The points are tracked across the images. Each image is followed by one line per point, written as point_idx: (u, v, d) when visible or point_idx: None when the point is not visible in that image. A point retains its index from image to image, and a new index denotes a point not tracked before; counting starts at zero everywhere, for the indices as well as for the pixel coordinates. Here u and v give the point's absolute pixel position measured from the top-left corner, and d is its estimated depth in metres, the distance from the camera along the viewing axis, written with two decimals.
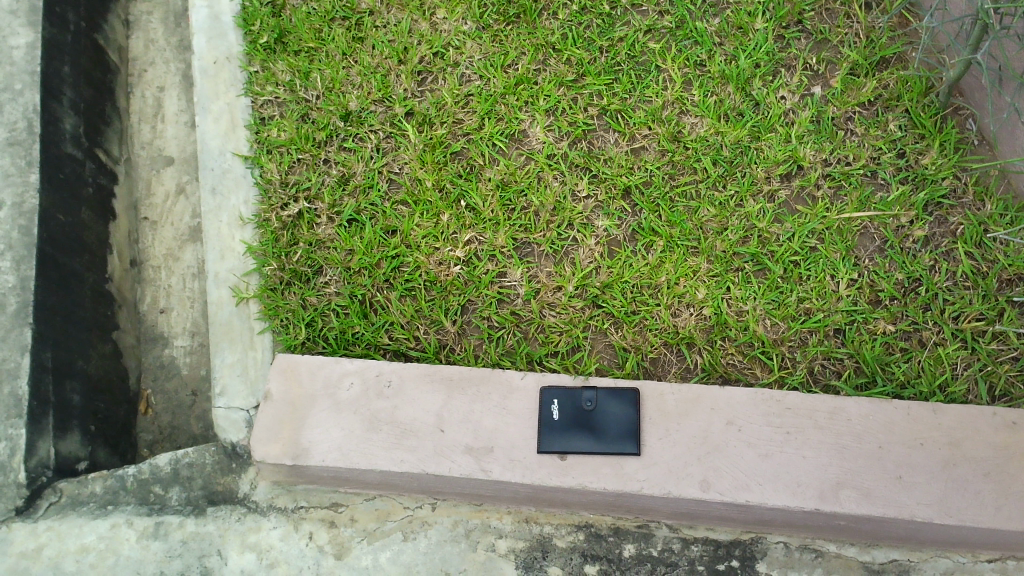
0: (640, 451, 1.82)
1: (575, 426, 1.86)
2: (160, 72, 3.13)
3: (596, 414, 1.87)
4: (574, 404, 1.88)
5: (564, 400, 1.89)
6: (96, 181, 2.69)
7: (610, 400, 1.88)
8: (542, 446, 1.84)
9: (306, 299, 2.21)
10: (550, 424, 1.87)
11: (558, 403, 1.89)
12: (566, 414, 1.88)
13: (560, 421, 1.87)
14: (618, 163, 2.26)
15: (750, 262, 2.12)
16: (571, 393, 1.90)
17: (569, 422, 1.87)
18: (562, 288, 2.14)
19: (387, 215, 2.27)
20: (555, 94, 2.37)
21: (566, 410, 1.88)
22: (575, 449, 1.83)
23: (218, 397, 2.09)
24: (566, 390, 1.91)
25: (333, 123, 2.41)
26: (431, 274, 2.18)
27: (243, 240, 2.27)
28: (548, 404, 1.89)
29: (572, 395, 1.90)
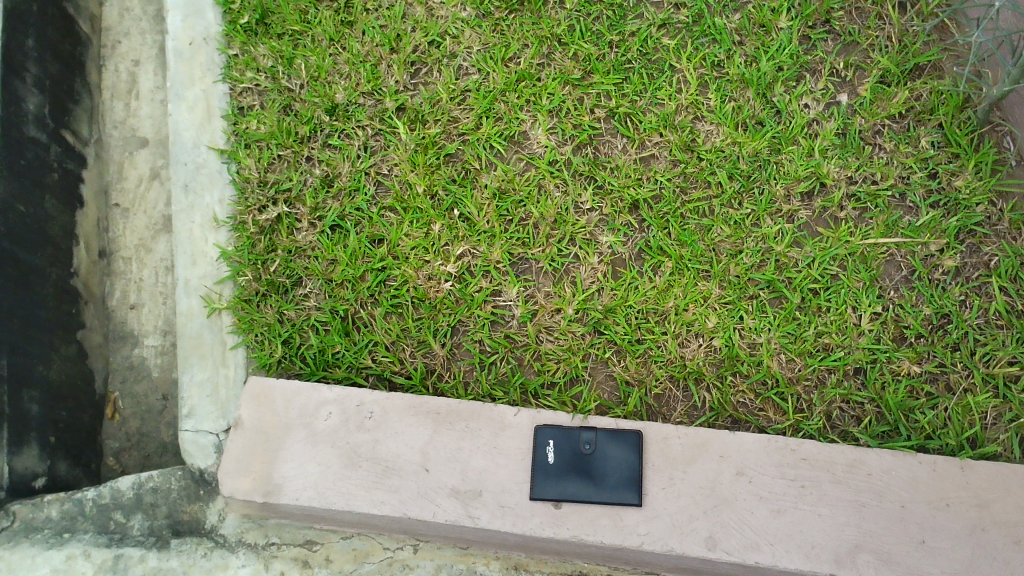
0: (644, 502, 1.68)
1: (570, 471, 1.71)
2: (135, 44, 2.90)
3: (594, 458, 1.72)
4: (571, 445, 1.74)
5: (560, 442, 1.74)
6: (62, 166, 2.49)
7: (611, 442, 1.73)
8: (535, 492, 1.70)
9: (283, 313, 2.03)
10: (543, 466, 1.72)
11: (553, 444, 1.74)
12: (562, 457, 1.73)
13: (554, 464, 1.72)
14: (626, 172, 2.08)
15: (766, 289, 1.95)
16: (569, 434, 1.75)
17: (565, 466, 1.72)
18: (561, 311, 1.97)
19: (373, 222, 2.09)
20: (560, 92, 2.18)
21: (561, 452, 1.73)
22: (570, 497, 1.69)
23: (186, 418, 1.95)
24: (563, 429, 1.76)
25: (317, 117, 2.21)
26: (420, 291, 2.00)
27: (217, 243, 2.10)
28: (542, 444, 1.75)
29: (570, 436, 1.75)
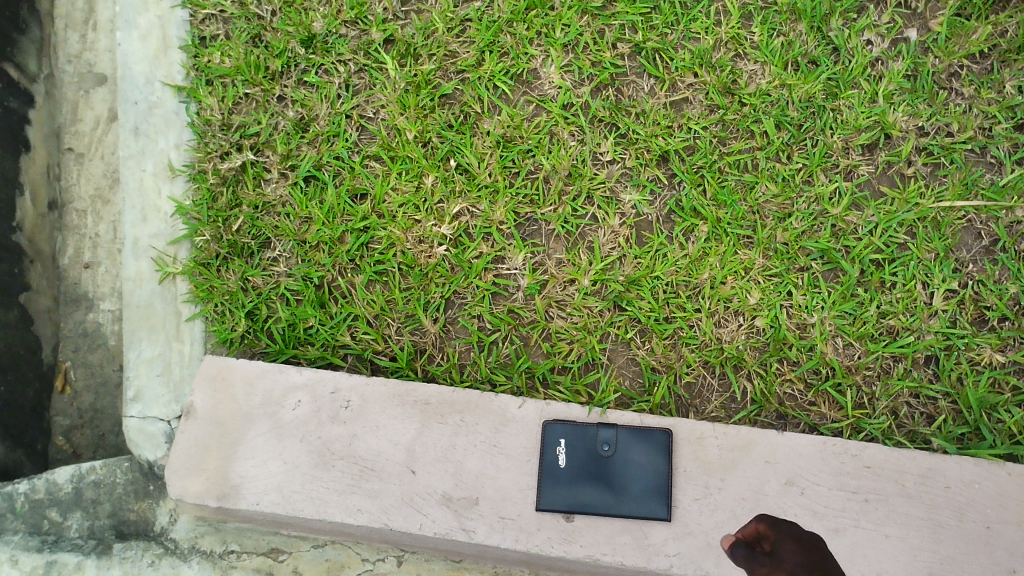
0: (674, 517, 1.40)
1: (585, 476, 1.43)
2: None
3: (615, 461, 1.44)
4: (586, 446, 1.46)
5: (573, 441, 1.46)
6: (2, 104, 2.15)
7: (635, 443, 1.45)
8: (540, 503, 1.42)
9: (247, 280, 1.72)
10: (552, 470, 1.44)
11: (564, 443, 1.46)
12: (575, 460, 1.45)
13: (566, 469, 1.44)
14: (653, 120, 1.76)
15: (819, 260, 1.65)
16: (585, 432, 1.47)
17: (578, 470, 1.44)
18: (575, 282, 1.67)
19: (355, 174, 1.78)
20: (577, 23, 1.83)
21: (574, 454, 1.45)
22: (584, 508, 1.41)
23: (131, 403, 1.67)
24: (577, 426, 1.47)
25: (291, 49, 1.87)
26: (408, 256, 1.70)
27: (171, 196, 1.79)
28: (552, 444, 1.46)
29: (585, 433, 1.46)
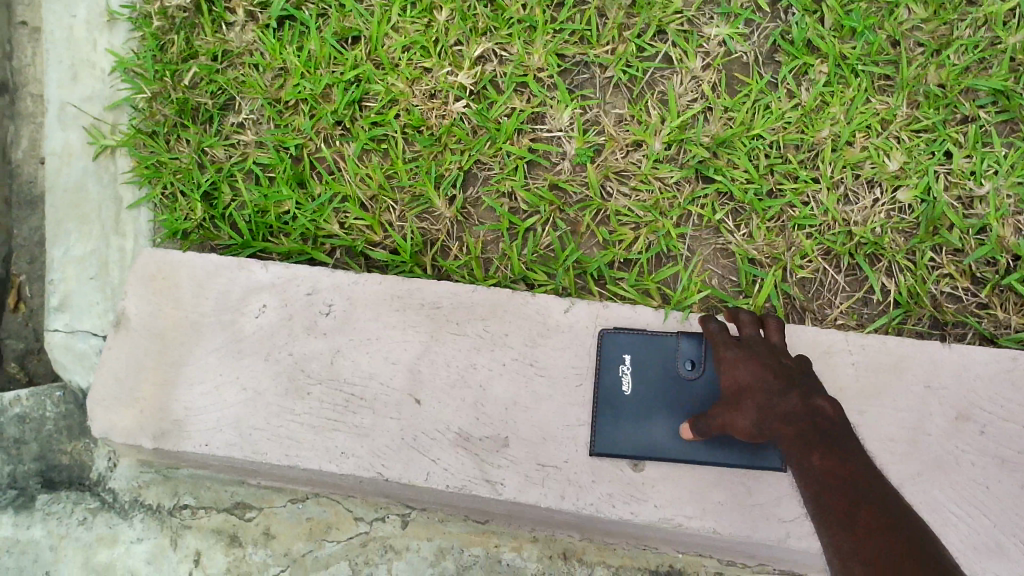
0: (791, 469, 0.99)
1: (659, 408, 1.01)
2: None
3: (702, 388, 1.00)
4: (662, 365, 1.03)
5: (644, 357, 1.04)
6: None
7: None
8: (597, 446, 1.01)
9: (205, 153, 1.30)
10: (611, 399, 1.03)
11: (629, 360, 1.03)
12: (643, 384, 1.02)
13: (633, 396, 1.02)
14: None
15: (990, 108, 1.18)
16: (659, 345, 1.04)
17: (648, 398, 1.02)
18: (643, 146, 1.22)
19: (345, 11, 1.30)
20: None
21: (646, 375, 1.03)
22: (659, 453, 1.00)
23: (55, 314, 1.27)
24: (648, 337, 1.04)
25: None
26: (416, 117, 1.25)
27: (109, 48, 1.36)
28: (610, 360, 1.04)
29: (660, 347, 1.03)
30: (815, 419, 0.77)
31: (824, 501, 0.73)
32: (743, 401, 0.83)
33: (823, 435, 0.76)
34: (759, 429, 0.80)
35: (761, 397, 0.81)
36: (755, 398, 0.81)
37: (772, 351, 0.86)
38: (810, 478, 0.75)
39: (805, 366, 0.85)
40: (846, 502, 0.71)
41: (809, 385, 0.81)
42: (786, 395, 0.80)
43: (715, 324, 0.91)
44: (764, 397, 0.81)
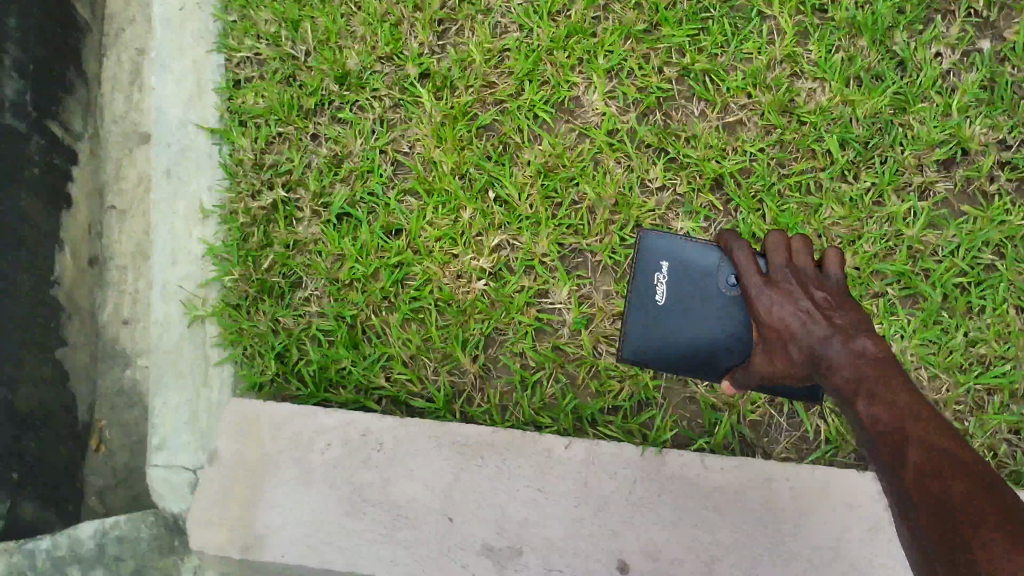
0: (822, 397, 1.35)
1: (685, 308, 1.41)
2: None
3: (713, 294, 1.40)
4: (701, 277, 1.41)
5: (684, 266, 1.42)
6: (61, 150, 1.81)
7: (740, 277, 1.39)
8: (627, 337, 1.42)
9: (278, 322, 1.63)
10: (645, 298, 1.43)
11: (660, 269, 1.43)
12: (671, 275, 1.42)
13: (666, 299, 1.42)
14: (707, 143, 1.64)
15: (896, 284, 1.54)
16: (703, 256, 1.42)
17: (674, 299, 1.42)
18: (625, 315, 1.56)
19: (391, 209, 1.69)
20: (620, 49, 1.73)
21: (679, 283, 1.42)
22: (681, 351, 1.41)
23: (155, 451, 1.58)
24: (689, 244, 1.43)
25: (325, 87, 1.80)
26: (446, 292, 1.60)
27: (202, 238, 1.72)
28: (645, 250, 1.44)
29: (685, 246, 1.42)
30: (864, 373, 1.09)
31: (882, 441, 1.02)
32: (789, 344, 1.22)
33: (872, 384, 1.08)
34: (804, 368, 1.20)
35: (807, 343, 1.19)
36: (796, 345, 1.21)
37: (800, 287, 1.26)
38: (867, 420, 1.06)
39: (849, 312, 1.21)
40: (899, 440, 1.00)
41: (848, 330, 1.17)
42: (830, 341, 1.16)
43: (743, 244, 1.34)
44: (802, 342, 1.20)
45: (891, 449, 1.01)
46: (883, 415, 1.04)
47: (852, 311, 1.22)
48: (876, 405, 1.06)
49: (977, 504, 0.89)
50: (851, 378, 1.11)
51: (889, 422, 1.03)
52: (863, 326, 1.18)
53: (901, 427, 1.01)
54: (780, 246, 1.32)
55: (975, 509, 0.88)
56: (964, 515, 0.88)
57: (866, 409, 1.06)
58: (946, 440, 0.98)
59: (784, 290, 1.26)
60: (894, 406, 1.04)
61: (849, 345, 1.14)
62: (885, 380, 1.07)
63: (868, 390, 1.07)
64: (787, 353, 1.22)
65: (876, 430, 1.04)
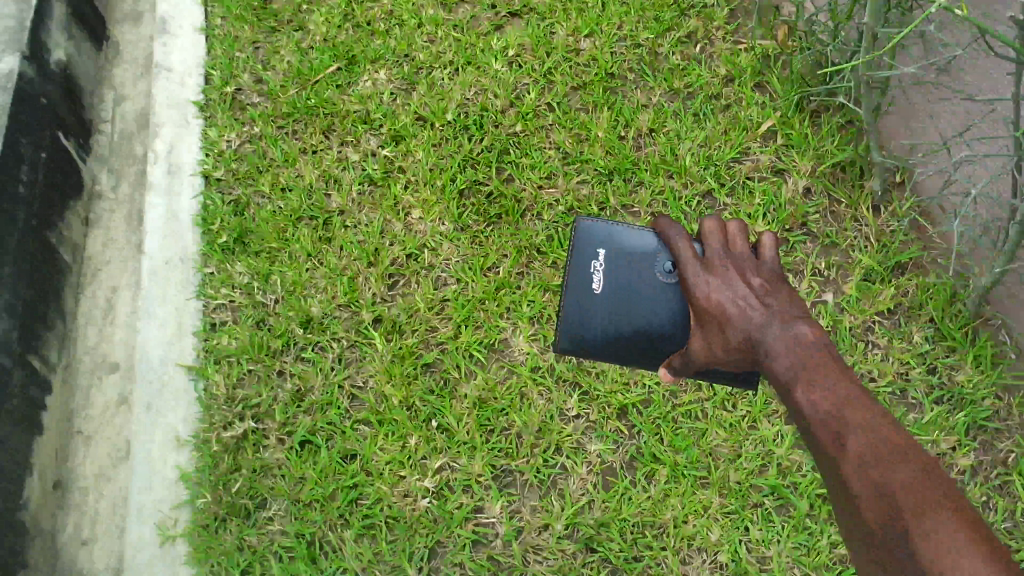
0: (752, 383, 1.57)
1: (616, 301, 1.70)
2: (118, 244, 2.45)
3: (636, 284, 1.69)
4: (635, 257, 1.71)
5: (619, 258, 1.72)
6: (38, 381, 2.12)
7: (644, 306, 1.67)
8: (563, 339, 1.73)
9: (243, 540, 1.85)
10: (580, 282, 1.74)
11: (597, 254, 1.74)
12: (605, 258, 1.74)
13: (600, 291, 1.72)
14: (612, 377, 2.00)
15: (771, 496, 1.87)
16: (637, 238, 1.72)
17: (605, 284, 1.72)
18: (548, 527, 1.84)
19: (346, 436, 1.96)
20: (540, 299, 2.11)
21: (612, 283, 1.72)
22: (601, 353, 1.72)
23: None
24: (622, 229, 1.75)
25: (291, 330, 2.10)
26: (394, 510, 1.86)
27: (176, 465, 1.94)
28: (583, 237, 1.76)
29: (619, 234, 1.74)
30: (805, 361, 1.30)
31: (820, 428, 1.20)
32: (727, 325, 1.42)
33: (811, 372, 1.27)
34: (741, 347, 1.40)
35: (744, 324, 1.40)
36: (734, 325, 1.41)
37: (738, 275, 1.48)
38: (806, 404, 1.24)
39: (777, 297, 1.43)
40: (838, 423, 1.18)
41: (784, 314, 1.39)
42: (768, 323, 1.38)
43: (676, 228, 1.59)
44: (742, 322, 1.40)
45: (831, 438, 1.18)
46: (824, 402, 1.22)
47: (781, 293, 1.46)
48: (814, 391, 1.25)
49: (905, 478, 1.07)
50: (787, 358, 1.32)
51: (828, 404, 1.22)
52: (797, 312, 1.40)
53: (839, 415, 1.19)
54: (716, 231, 1.55)
55: (907, 482, 1.07)
56: (895, 490, 1.06)
57: (805, 395, 1.25)
58: (880, 424, 1.16)
59: (722, 277, 1.48)
60: (833, 394, 1.23)
61: (784, 328, 1.36)
62: (821, 369, 1.27)
63: (807, 378, 1.26)
64: (724, 336, 1.43)
65: (817, 414, 1.22)
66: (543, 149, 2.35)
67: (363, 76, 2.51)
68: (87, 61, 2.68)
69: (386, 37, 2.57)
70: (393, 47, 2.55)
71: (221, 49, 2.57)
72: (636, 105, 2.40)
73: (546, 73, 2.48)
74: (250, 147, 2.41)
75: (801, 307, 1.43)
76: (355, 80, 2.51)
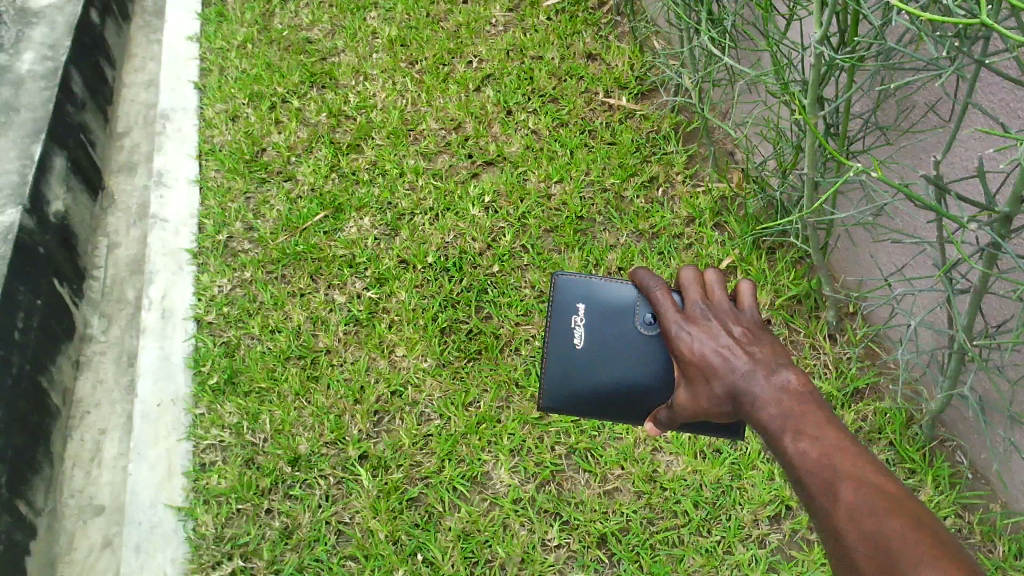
0: (740, 433, 1.66)
1: (601, 357, 1.71)
2: (108, 385, 2.54)
3: (619, 336, 1.70)
4: (619, 310, 1.72)
5: (602, 312, 1.73)
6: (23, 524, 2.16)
7: (630, 360, 1.68)
8: (548, 397, 1.73)
9: None
10: (562, 338, 1.74)
11: (578, 310, 1.75)
12: (585, 312, 1.74)
13: (583, 346, 1.73)
14: (592, 506, 2.08)
15: None
16: (617, 290, 1.73)
17: (587, 339, 1.73)
18: None
19: (333, 572, 2.02)
20: (519, 431, 2.21)
21: (595, 338, 1.73)
22: (587, 409, 1.72)
23: None
24: (600, 281, 1.75)
25: (279, 468, 2.18)
26: None
27: None
28: (562, 292, 1.77)
29: (597, 286, 1.74)
30: (790, 411, 1.30)
31: (808, 475, 1.21)
32: (712, 375, 1.39)
33: (797, 421, 1.28)
34: (727, 400, 1.38)
35: (730, 376, 1.37)
36: (720, 377, 1.38)
37: (720, 321, 1.45)
38: (796, 454, 1.25)
39: (759, 341, 1.42)
40: (828, 473, 1.19)
41: (768, 363, 1.37)
42: (754, 373, 1.36)
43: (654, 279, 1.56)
44: (726, 374, 1.37)
45: (822, 487, 1.19)
46: (813, 452, 1.23)
47: (762, 335, 1.43)
48: (802, 440, 1.26)
49: (901, 529, 1.08)
50: (776, 409, 1.31)
51: (817, 452, 1.23)
52: (780, 358, 1.39)
53: (830, 464, 1.20)
54: (694, 281, 1.51)
55: (902, 531, 1.07)
56: (890, 539, 1.07)
57: (794, 445, 1.26)
58: (871, 473, 1.18)
59: (704, 328, 1.44)
60: (822, 442, 1.24)
61: (769, 378, 1.35)
62: (808, 418, 1.28)
63: (795, 428, 1.28)
64: (710, 388, 1.40)
65: (806, 461, 1.23)
66: (519, 288, 2.51)
67: (348, 222, 2.67)
68: (83, 211, 2.83)
69: (369, 186, 2.75)
70: (376, 195, 2.72)
71: (215, 200, 2.74)
72: (604, 245, 2.58)
73: (520, 216, 2.66)
74: (240, 291, 2.54)
75: (785, 355, 1.41)
76: (341, 226, 2.67)
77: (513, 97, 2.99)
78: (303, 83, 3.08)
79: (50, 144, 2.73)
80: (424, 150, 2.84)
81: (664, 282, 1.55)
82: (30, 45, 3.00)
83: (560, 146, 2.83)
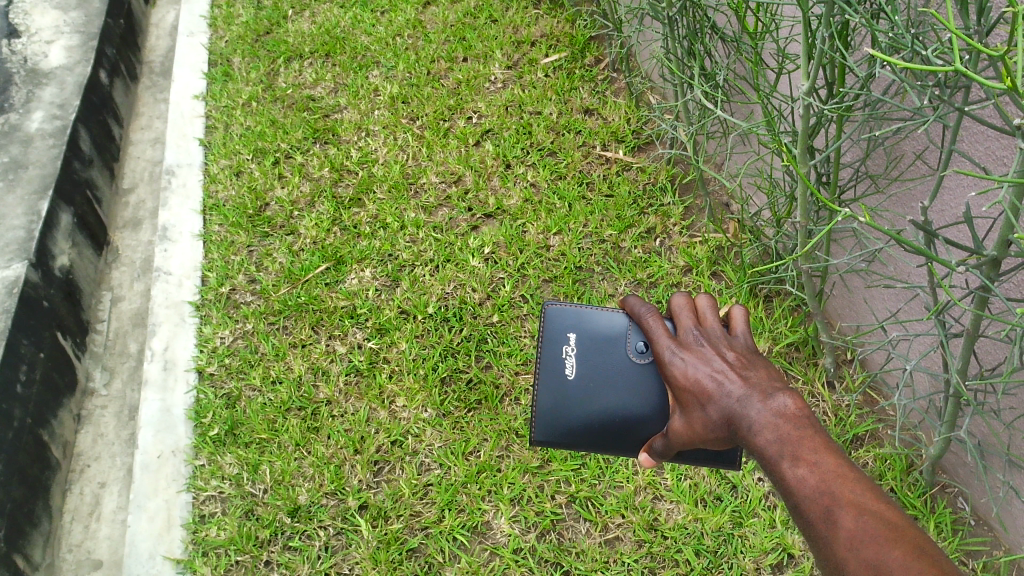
0: (736, 461, 1.66)
1: (591, 387, 1.72)
2: (109, 438, 2.54)
3: (611, 365, 1.71)
4: (610, 339, 1.73)
5: (592, 341, 1.75)
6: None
7: (621, 390, 1.68)
8: (540, 431, 1.73)
9: None
10: (553, 368, 1.75)
11: (568, 340, 1.76)
12: (576, 342, 1.75)
13: (574, 377, 1.73)
14: (592, 555, 2.07)
15: None
16: (608, 320, 1.75)
17: (578, 369, 1.74)
18: None
19: None
20: (519, 480, 2.21)
21: (585, 367, 1.73)
22: (580, 440, 1.72)
23: None
24: (590, 311, 1.77)
25: (279, 519, 2.17)
26: None
27: None
28: (552, 323, 1.78)
29: (588, 316, 1.76)
30: (787, 436, 1.30)
31: (807, 502, 1.22)
32: (707, 403, 1.39)
33: (795, 447, 1.28)
34: (723, 427, 1.38)
35: (725, 402, 1.36)
36: (715, 403, 1.38)
37: (713, 347, 1.45)
38: (794, 481, 1.25)
39: (754, 366, 1.42)
40: (828, 500, 1.19)
41: (764, 387, 1.37)
42: (749, 399, 1.35)
43: (643, 304, 1.57)
44: (721, 400, 1.37)
45: (820, 515, 1.19)
46: (810, 479, 1.23)
47: (756, 360, 1.44)
48: (801, 466, 1.25)
49: (902, 558, 1.08)
50: (772, 434, 1.30)
51: (815, 478, 1.23)
52: (775, 382, 1.39)
53: (829, 491, 1.20)
54: (686, 308, 1.52)
55: (903, 561, 1.08)
56: (892, 569, 1.08)
57: (792, 471, 1.26)
58: (869, 499, 1.18)
59: (698, 354, 1.44)
60: (820, 468, 1.24)
61: (764, 402, 1.35)
62: (805, 443, 1.28)
63: (793, 453, 1.27)
64: (705, 413, 1.39)
65: (805, 488, 1.23)
66: (519, 337, 2.53)
67: (349, 274, 2.70)
68: (87, 265, 2.87)
69: (370, 238, 2.79)
70: (377, 247, 2.76)
71: (218, 253, 2.78)
72: (602, 294, 2.61)
73: (519, 267, 2.69)
74: (242, 342, 2.56)
75: (780, 379, 1.40)
76: (342, 278, 2.70)
77: (513, 151, 3.04)
78: (306, 139, 3.15)
79: (57, 201, 2.78)
80: (424, 203, 2.89)
81: (655, 309, 1.55)
82: (39, 105, 3.08)
83: (559, 199, 2.88)
